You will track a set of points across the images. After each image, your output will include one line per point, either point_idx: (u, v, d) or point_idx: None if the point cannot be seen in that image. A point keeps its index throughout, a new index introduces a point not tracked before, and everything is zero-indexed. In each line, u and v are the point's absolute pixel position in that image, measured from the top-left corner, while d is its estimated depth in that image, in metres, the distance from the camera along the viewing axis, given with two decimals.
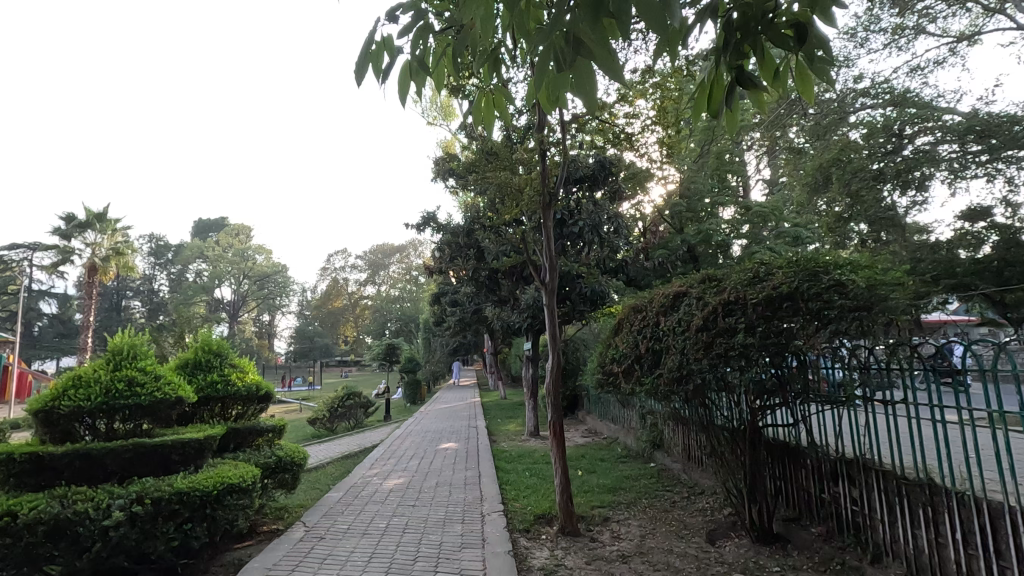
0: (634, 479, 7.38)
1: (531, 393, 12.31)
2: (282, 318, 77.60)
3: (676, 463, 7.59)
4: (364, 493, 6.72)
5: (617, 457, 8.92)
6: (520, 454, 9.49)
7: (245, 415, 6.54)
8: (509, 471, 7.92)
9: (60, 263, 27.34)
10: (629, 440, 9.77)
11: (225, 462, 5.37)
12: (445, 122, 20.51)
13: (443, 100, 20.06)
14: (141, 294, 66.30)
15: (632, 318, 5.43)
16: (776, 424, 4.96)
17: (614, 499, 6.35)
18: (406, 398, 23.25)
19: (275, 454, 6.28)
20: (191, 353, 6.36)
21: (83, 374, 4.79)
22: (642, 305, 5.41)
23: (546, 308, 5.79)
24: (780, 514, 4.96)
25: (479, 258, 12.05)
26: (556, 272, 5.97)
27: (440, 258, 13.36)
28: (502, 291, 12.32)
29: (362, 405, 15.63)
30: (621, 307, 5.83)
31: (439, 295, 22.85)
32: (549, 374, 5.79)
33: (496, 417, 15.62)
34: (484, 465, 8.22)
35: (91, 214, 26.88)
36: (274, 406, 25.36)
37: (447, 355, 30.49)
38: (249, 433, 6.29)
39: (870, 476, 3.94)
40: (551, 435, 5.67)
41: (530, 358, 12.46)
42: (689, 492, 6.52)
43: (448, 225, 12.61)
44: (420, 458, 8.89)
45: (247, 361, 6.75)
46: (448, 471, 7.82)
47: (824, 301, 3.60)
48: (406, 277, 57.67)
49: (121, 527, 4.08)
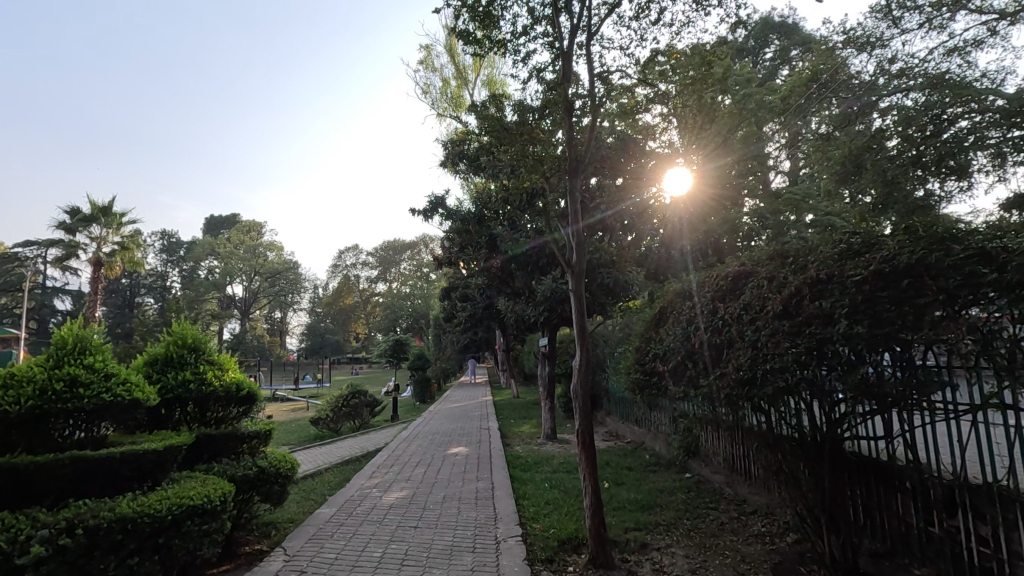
0: (670, 493, 6.43)
1: (548, 393, 11.39)
2: (293, 315, 77.25)
3: (718, 475, 6.63)
4: (361, 508, 5.86)
5: (646, 465, 7.97)
6: (537, 461, 8.59)
7: (225, 420, 5.72)
8: (526, 482, 7.01)
9: (65, 259, 26.85)
10: (659, 447, 8.82)
11: (193, 477, 4.55)
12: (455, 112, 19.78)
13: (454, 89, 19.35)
14: (153, 291, 66.23)
15: (678, 306, 4.48)
16: (861, 436, 4.01)
17: (650, 519, 5.42)
18: (415, 396, 22.41)
19: (256, 465, 5.43)
20: (162, 348, 5.56)
21: (15, 372, 3.94)
22: (692, 291, 4.46)
23: (572, 295, 4.87)
24: (865, 548, 4.01)
25: (491, 247, 11.12)
26: (584, 253, 5.04)
27: (450, 248, 12.48)
28: (516, 283, 11.38)
29: (367, 404, 14.80)
30: (663, 295, 4.88)
31: (449, 289, 21.90)
32: (576, 372, 4.86)
33: (510, 418, 14.72)
34: (497, 475, 7.32)
35: (97, 208, 26.31)
36: (280, 404, 24.69)
37: (458, 353, 29.61)
38: (227, 440, 5.46)
39: (1010, 511, 2.98)
40: (578, 444, 4.75)
41: (546, 354, 11.57)
42: (737, 512, 5.57)
43: (458, 212, 11.71)
44: (426, 466, 8.00)
45: (229, 359, 5.93)
46: (457, 482, 6.95)
47: (964, 278, 2.63)
48: (417, 274, 57.05)
49: (44, 565, 3.24)
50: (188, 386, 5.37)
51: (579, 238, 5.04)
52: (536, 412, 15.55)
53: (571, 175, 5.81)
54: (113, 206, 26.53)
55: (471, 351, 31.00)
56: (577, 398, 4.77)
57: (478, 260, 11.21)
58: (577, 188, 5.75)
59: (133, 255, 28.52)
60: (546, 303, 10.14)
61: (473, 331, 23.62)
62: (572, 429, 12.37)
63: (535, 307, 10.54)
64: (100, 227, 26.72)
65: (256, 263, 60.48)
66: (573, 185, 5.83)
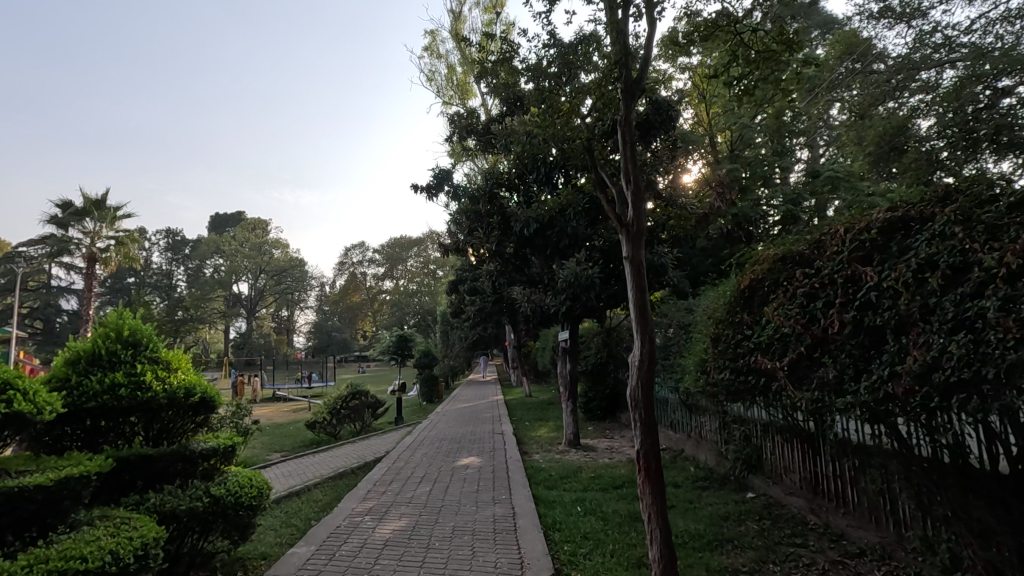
0: (737, 522, 5.11)
1: (570, 393, 10.09)
2: (300, 312, 76.28)
3: (795, 499, 5.31)
4: (348, 547, 4.60)
5: (693, 481, 6.64)
6: (563, 474, 7.31)
7: (173, 433, 4.49)
8: (554, 505, 5.74)
9: (57, 256, 25.74)
10: (704, 459, 7.50)
11: (106, 518, 3.31)
12: (463, 98, 18.51)
13: (461, 75, 18.22)
14: (158, 289, 65.53)
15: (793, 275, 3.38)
16: None
17: (725, 564, 4.11)
18: (422, 396, 21.12)
19: (208, 494, 4.15)
20: (90, 342, 4.31)
21: None
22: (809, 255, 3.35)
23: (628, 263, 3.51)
24: None
25: (504, 229, 9.80)
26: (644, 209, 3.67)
27: (457, 231, 11.20)
28: (533, 270, 10.05)
29: (369, 405, 13.53)
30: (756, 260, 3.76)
31: (456, 282, 20.53)
32: (632, 371, 3.55)
33: (525, 420, 13.44)
34: (518, 496, 6.03)
35: (89, 202, 25.06)
36: (282, 405, 23.52)
37: (467, 349, 28.28)
38: (174, 461, 4.22)
39: None
40: (638, 471, 3.47)
41: (567, 350, 10.30)
42: (839, 553, 4.24)
43: (466, 190, 10.41)
44: (432, 483, 6.72)
45: (176, 354, 4.67)
46: (469, 507, 5.66)
47: None
48: (425, 271, 55.78)
49: None
50: (117, 392, 4.09)
51: (636, 188, 3.68)
52: (554, 413, 14.22)
53: (623, 96, 4.12)
54: (107, 199, 25.44)
55: (481, 348, 29.66)
56: (635, 407, 3.47)
57: (489, 244, 9.89)
58: (631, 112, 4.04)
59: (130, 251, 27.42)
60: (568, 291, 8.79)
61: (483, 326, 22.30)
62: (597, 434, 11.04)
63: (554, 296, 9.21)
64: (93, 220, 25.65)
65: (261, 261, 59.52)
66: (623, 111, 4.13)
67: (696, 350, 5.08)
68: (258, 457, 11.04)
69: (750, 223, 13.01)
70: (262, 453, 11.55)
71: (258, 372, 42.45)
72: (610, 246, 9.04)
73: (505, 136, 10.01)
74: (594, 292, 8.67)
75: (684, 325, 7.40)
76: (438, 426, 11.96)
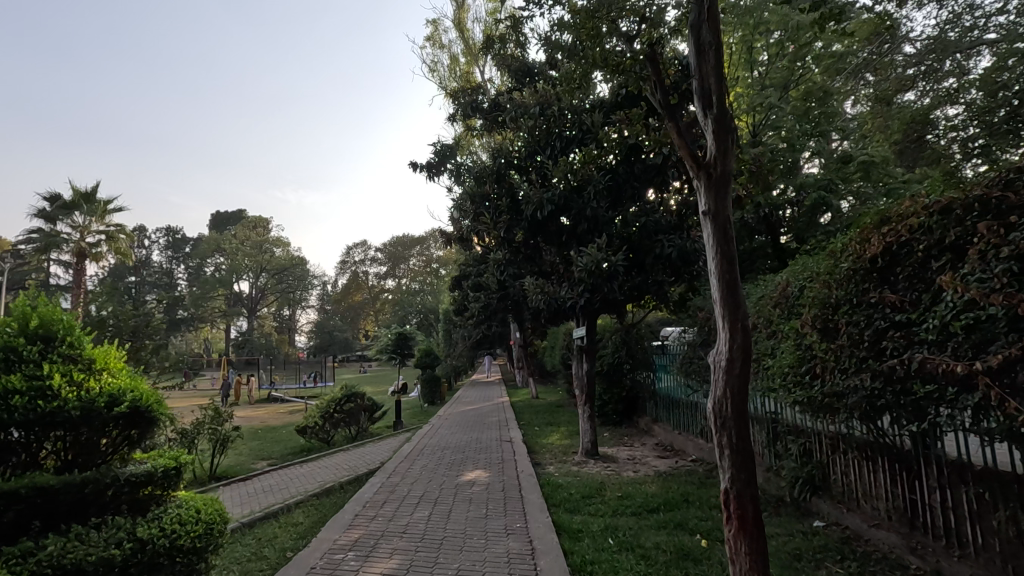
0: (816, 562, 4.08)
1: (587, 397, 9.05)
2: (301, 312, 75.46)
3: (883, 533, 4.28)
4: None
5: None
6: (584, 492, 6.29)
7: (104, 452, 3.52)
8: (580, 538, 4.70)
9: (45, 251, 24.85)
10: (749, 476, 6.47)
11: None
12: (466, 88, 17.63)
13: (464, 67, 17.38)
14: (157, 288, 64.81)
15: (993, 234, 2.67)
16: None
17: None
18: (423, 397, 20.16)
19: (131, 537, 3.11)
20: None
21: None
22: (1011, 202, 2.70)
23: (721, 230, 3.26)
24: None
25: (514, 213, 8.79)
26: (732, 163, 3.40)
27: (462, 218, 10.20)
28: (546, 259, 9.03)
29: (365, 408, 12.52)
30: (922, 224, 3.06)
31: (459, 277, 19.48)
32: (719, 380, 3.24)
33: (534, 424, 12.42)
34: (537, 524, 4.99)
35: (77, 195, 24.13)
36: (278, 408, 22.55)
37: (470, 349, 27.28)
38: (92, 493, 3.23)
39: None
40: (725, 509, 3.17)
41: (581, 348, 9.27)
42: None
43: (470, 171, 9.41)
44: (432, 506, 5.70)
45: (101, 352, 3.65)
46: (477, 541, 4.61)
47: None
48: (427, 270, 54.70)
49: None
50: (11, 403, 3.09)
51: (722, 125, 3.33)
52: (564, 418, 13.21)
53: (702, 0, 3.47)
54: (97, 192, 24.53)
55: (485, 348, 28.68)
56: (722, 425, 3.18)
57: (496, 231, 8.88)
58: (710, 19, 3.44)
59: (122, 246, 26.49)
60: (587, 282, 7.79)
61: (488, 325, 21.31)
62: (614, 443, 10.02)
63: (570, 287, 8.19)
64: (82, 214, 24.74)
65: (262, 259, 58.64)
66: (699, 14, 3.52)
67: (789, 348, 4.09)
68: (242, 466, 10.05)
69: (780, 211, 11.97)
70: (247, 462, 10.56)
71: (257, 371, 41.60)
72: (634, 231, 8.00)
73: (515, 109, 8.98)
74: (617, 282, 7.63)
75: None
76: (440, 432, 10.97)
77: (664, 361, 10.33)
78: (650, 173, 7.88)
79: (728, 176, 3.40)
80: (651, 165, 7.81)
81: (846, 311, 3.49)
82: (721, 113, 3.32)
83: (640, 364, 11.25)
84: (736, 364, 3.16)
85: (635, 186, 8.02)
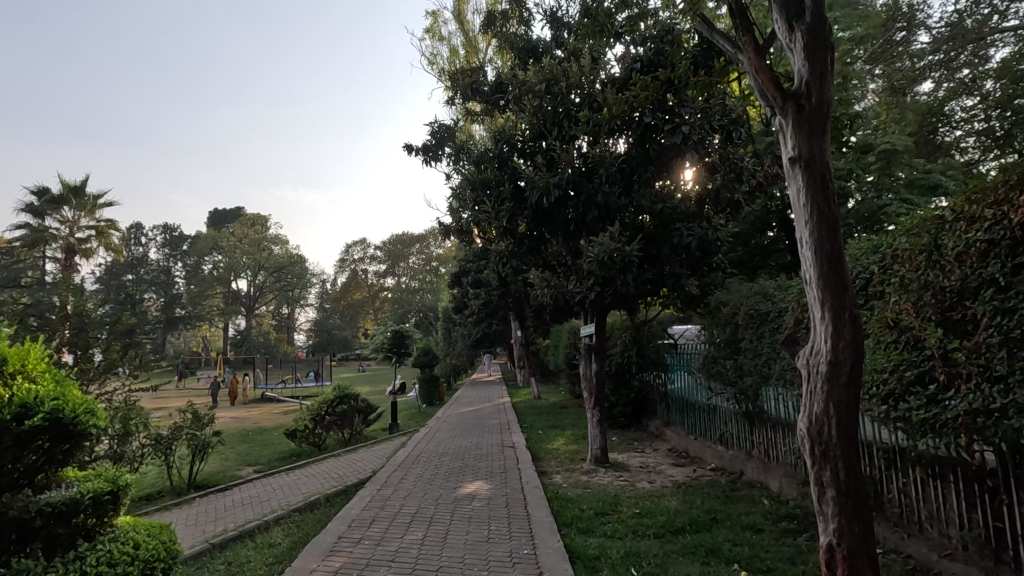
0: None
1: (596, 400, 8.39)
2: (300, 310, 74.75)
3: (956, 566, 3.65)
4: None
5: (778, 523, 4.99)
6: (597, 507, 5.65)
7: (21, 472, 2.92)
8: (596, 567, 4.06)
9: (33, 246, 24.16)
10: (781, 488, 5.83)
11: None
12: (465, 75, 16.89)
13: (464, 53, 16.63)
14: (155, 286, 64.22)
15: None
16: None
17: None
18: (421, 398, 19.51)
19: None
20: None
21: None
22: None
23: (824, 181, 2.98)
24: None
25: (518, 201, 8.13)
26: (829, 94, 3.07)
27: (462, 207, 9.53)
28: (553, 250, 8.34)
29: (359, 410, 11.86)
30: None
31: (459, 273, 18.77)
32: (813, 401, 2.97)
33: (537, 427, 11.77)
34: (548, 550, 4.34)
35: (66, 189, 23.40)
36: (272, 407, 21.92)
37: (470, 347, 26.59)
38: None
39: None
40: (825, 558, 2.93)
41: (589, 347, 8.60)
42: None
43: (470, 156, 8.72)
44: (427, 525, 5.06)
45: (18, 350, 3.04)
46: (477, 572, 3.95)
47: None
48: (427, 268, 53.99)
49: None
50: None
51: (816, 41, 3.03)
52: (569, 420, 12.53)
53: None
54: (87, 186, 23.84)
55: (485, 346, 28.00)
56: (824, 457, 2.92)
57: (499, 220, 8.22)
58: None
59: (113, 241, 25.82)
60: (597, 277, 7.15)
61: (488, 323, 20.63)
62: (624, 448, 9.37)
63: (578, 281, 7.55)
64: (72, 209, 24.08)
65: (260, 257, 57.91)
66: None
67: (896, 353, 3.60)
68: (226, 472, 9.40)
69: (798, 202, 11.29)
70: (232, 467, 9.91)
71: (254, 371, 40.95)
72: (649, 219, 7.29)
73: (519, 87, 8.27)
74: (632, 275, 6.94)
75: (752, 314, 5.61)
76: (438, 436, 10.32)
77: (677, 361, 9.65)
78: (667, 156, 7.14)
79: (824, 108, 3.05)
80: (668, 147, 7.08)
81: (994, 300, 3.01)
82: (817, 25, 3.03)
83: (651, 364, 10.58)
84: (842, 369, 2.85)
85: (650, 171, 7.31)
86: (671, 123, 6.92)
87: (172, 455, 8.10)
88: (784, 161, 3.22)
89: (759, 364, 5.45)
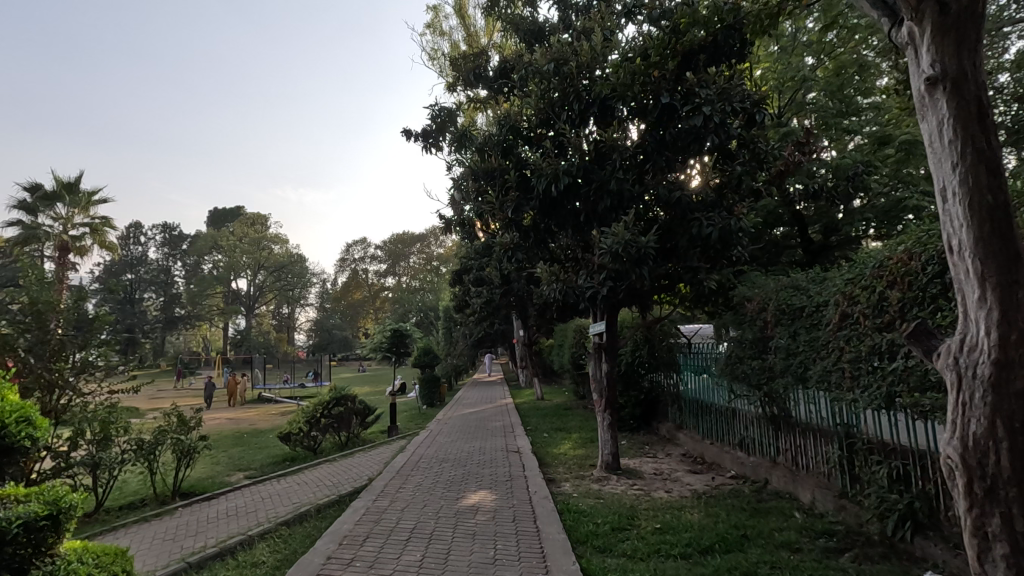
0: None
1: (606, 402, 7.87)
2: (299, 309, 74.33)
3: None
4: None
5: (815, 541, 4.47)
6: (614, 522, 5.14)
7: None
8: None
9: (25, 243, 23.71)
10: (812, 500, 5.33)
11: None
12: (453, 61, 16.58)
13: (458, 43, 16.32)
14: (154, 285, 63.82)
15: None
16: None
17: None
18: (422, 399, 19.02)
19: None
20: None
21: None
22: None
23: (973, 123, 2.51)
24: None
25: (524, 191, 7.63)
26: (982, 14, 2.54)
27: (464, 198, 9.03)
28: (561, 243, 7.83)
29: (356, 412, 11.35)
30: None
31: (460, 271, 18.28)
32: (973, 418, 2.44)
33: (541, 430, 11.27)
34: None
35: (58, 184, 22.91)
36: (269, 408, 21.46)
37: (472, 347, 26.10)
38: None
39: None
40: None
41: (598, 347, 8.09)
42: None
43: (473, 143, 8.21)
44: (428, 543, 4.55)
45: None
46: None
47: None
48: (428, 267, 53.48)
49: None
50: None
51: None
52: (575, 422, 12.03)
53: None
54: (80, 183, 23.40)
55: (486, 346, 27.52)
56: (991, 498, 2.36)
57: (504, 211, 7.69)
58: None
59: (108, 239, 25.36)
60: (608, 271, 6.65)
61: (490, 321, 20.15)
62: (634, 454, 8.87)
63: (588, 276, 7.05)
64: (65, 206, 23.64)
65: (259, 256, 57.45)
66: None
67: None
68: (215, 478, 8.90)
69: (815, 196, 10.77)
70: (222, 473, 9.42)
71: (253, 371, 40.52)
72: (665, 209, 6.76)
73: (524, 69, 7.75)
74: (647, 269, 6.43)
75: (784, 309, 5.09)
76: (439, 440, 9.82)
77: (690, 361, 9.15)
78: (684, 141, 6.61)
79: (974, 36, 2.54)
80: (686, 131, 6.54)
81: None
82: None
83: (663, 364, 10.09)
84: (1015, 372, 2.33)
85: (665, 157, 6.78)
86: (689, 105, 6.38)
87: (156, 461, 7.61)
88: (920, 107, 2.74)
89: (791, 365, 4.94)
